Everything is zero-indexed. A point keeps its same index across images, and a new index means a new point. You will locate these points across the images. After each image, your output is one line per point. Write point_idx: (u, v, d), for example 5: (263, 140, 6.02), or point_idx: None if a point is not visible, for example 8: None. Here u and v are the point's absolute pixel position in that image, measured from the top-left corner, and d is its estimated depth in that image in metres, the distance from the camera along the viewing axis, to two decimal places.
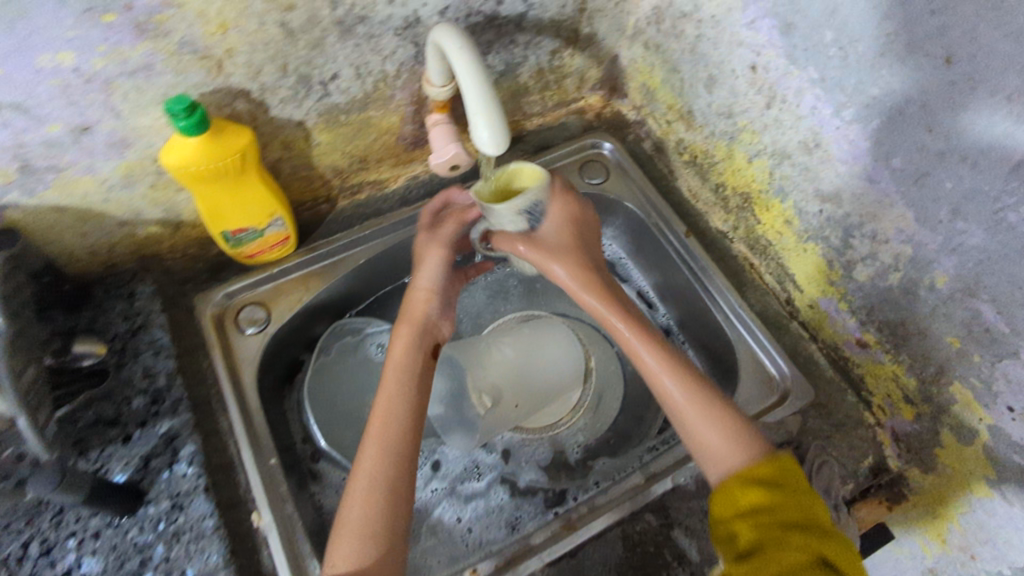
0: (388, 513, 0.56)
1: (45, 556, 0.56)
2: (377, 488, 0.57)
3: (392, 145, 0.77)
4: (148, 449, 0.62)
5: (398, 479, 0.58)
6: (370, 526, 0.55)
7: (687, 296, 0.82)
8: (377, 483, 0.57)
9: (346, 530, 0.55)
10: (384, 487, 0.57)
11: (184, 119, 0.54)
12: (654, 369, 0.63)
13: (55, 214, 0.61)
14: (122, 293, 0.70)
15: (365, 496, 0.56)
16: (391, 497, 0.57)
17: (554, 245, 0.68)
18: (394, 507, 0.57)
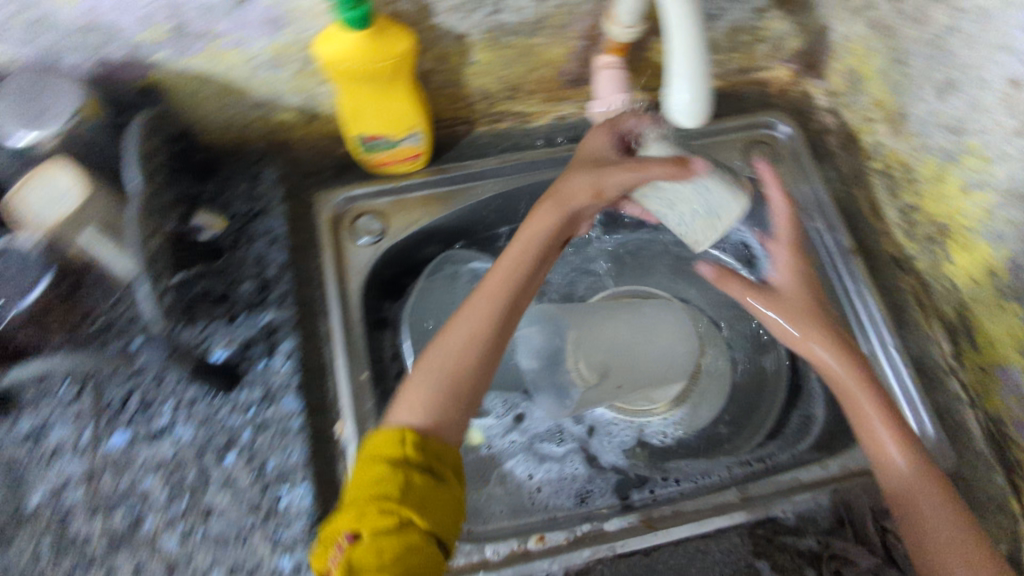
0: (461, 386, 0.53)
1: (144, 411, 0.58)
2: (451, 355, 0.53)
3: (550, 80, 0.70)
4: (249, 335, 0.61)
5: (470, 358, 0.53)
6: (440, 393, 0.52)
7: None
8: (454, 355, 0.53)
9: (411, 398, 0.51)
10: (466, 361, 0.53)
11: (347, 14, 0.50)
12: (901, 471, 0.55)
13: (203, 80, 0.60)
14: (250, 174, 0.69)
15: (438, 364, 0.53)
16: (469, 366, 0.53)
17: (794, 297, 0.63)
18: (471, 381, 0.53)
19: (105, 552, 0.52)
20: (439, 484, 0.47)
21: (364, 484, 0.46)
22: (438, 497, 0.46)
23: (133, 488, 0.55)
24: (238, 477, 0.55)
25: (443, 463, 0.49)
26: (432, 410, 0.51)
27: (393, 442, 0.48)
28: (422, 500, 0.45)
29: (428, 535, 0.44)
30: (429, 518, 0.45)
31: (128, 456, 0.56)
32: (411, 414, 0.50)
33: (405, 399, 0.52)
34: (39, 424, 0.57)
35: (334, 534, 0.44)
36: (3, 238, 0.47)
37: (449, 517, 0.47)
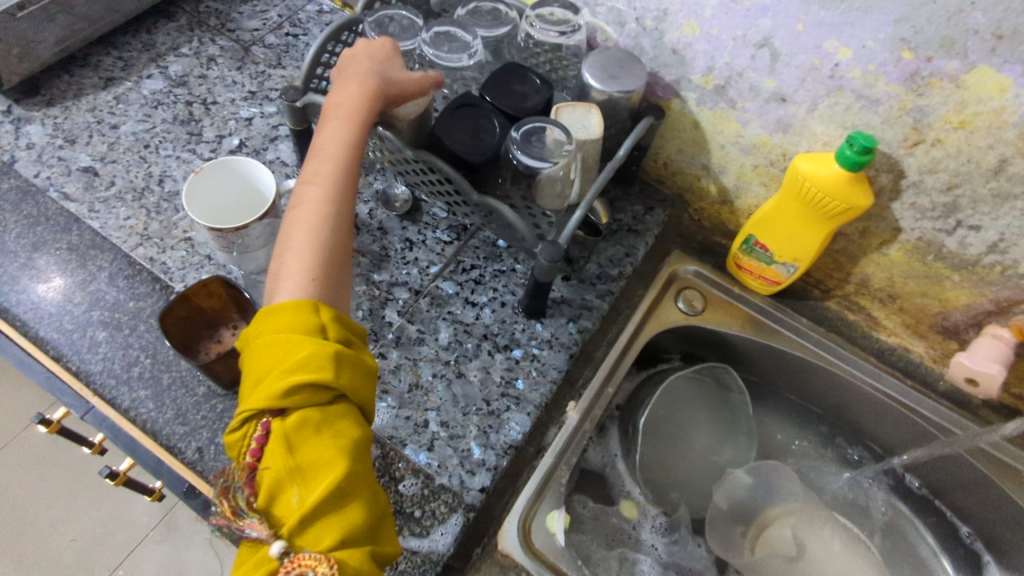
0: (332, 257, 0.49)
1: (476, 284, 0.72)
2: (322, 201, 0.50)
3: (927, 315, 0.70)
4: (569, 296, 0.72)
5: (341, 192, 0.52)
6: (321, 251, 0.48)
7: None
8: (329, 198, 0.51)
9: (286, 271, 0.47)
10: (328, 202, 0.51)
11: (851, 153, 0.57)
12: None
13: (692, 126, 0.72)
14: (646, 204, 0.79)
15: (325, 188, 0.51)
16: (348, 197, 0.52)
17: None
18: (338, 244, 0.50)
19: (389, 343, 0.67)
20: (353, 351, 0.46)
21: (259, 362, 0.44)
22: (353, 359, 0.45)
23: (431, 321, 0.69)
24: (493, 373, 0.66)
25: (351, 332, 0.48)
26: (320, 282, 0.48)
27: (305, 309, 0.45)
28: (324, 355, 0.43)
29: (340, 389, 0.43)
30: (345, 373, 0.44)
31: (446, 300, 0.70)
32: (301, 286, 0.46)
33: (279, 274, 0.47)
34: (416, 239, 0.74)
35: (249, 415, 0.43)
36: (539, 123, 0.61)
37: (363, 383, 0.45)
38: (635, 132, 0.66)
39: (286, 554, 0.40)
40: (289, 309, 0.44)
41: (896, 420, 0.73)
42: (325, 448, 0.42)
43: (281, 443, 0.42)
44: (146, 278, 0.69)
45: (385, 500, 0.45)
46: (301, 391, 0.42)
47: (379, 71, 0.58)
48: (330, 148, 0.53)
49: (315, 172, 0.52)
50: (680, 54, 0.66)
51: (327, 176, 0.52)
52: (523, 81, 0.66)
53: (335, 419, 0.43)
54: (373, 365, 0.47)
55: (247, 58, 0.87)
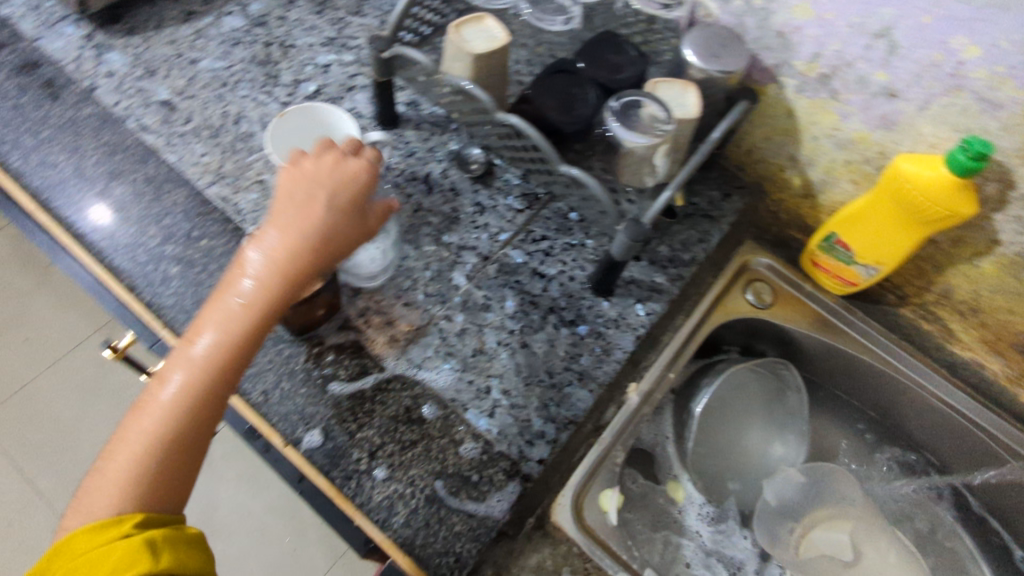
0: (180, 427, 0.47)
1: (545, 255, 0.71)
2: (240, 305, 0.49)
3: (1009, 332, 0.68)
4: (639, 277, 0.71)
5: (320, 249, 0.51)
6: (153, 448, 0.46)
7: None
8: (219, 356, 0.48)
9: (117, 462, 0.46)
10: (242, 301, 0.49)
11: (964, 159, 0.55)
12: None
13: (785, 114, 0.69)
14: (723, 189, 0.77)
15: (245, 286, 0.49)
16: (221, 372, 0.48)
17: None
18: (184, 438, 0.47)
19: (456, 307, 0.66)
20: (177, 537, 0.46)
21: None
22: (173, 537, 0.45)
23: (498, 288, 0.68)
24: (558, 347, 0.65)
25: (172, 523, 0.46)
26: (152, 459, 0.46)
27: (107, 526, 0.44)
28: (136, 548, 0.43)
29: (164, 570, 0.43)
30: (166, 555, 0.44)
31: (515, 269, 0.69)
32: (111, 496, 0.45)
33: (101, 472, 0.46)
34: (488, 204, 0.73)
35: None
36: (638, 96, 0.58)
37: (191, 555, 0.45)
38: (730, 115, 0.64)
39: None
40: (94, 527, 0.43)
41: (960, 435, 0.72)
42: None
43: None
44: (219, 217, 0.68)
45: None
46: None
47: (357, 166, 0.55)
48: (295, 210, 0.51)
49: (201, 324, 0.49)
50: (786, 37, 0.63)
51: (248, 308, 0.49)
52: (619, 51, 0.63)
53: None
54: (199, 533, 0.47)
55: (327, 3, 0.85)
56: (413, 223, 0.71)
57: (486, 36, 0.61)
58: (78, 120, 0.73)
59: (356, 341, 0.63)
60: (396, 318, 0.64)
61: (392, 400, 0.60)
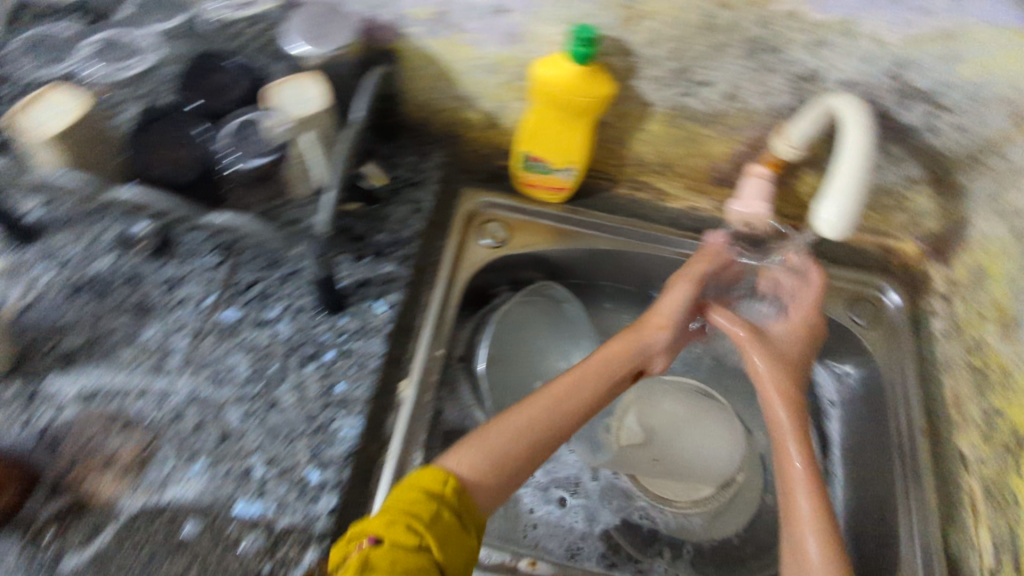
0: (525, 452, 0.58)
1: (261, 300, 0.65)
2: (547, 407, 0.61)
3: (702, 170, 0.77)
4: (366, 274, 0.68)
5: (586, 407, 0.63)
6: (507, 455, 0.56)
7: (880, 505, 0.73)
8: (553, 428, 0.60)
9: (485, 444, 0.57)
10: (552, 417, 0.61)
11: (579, 50, 0.57)
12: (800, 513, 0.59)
13: (430, 62, 0.68)
14: (420, 150, 0.78)
15: (568, 395, 0.63)
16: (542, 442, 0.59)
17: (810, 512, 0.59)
18: (502, 456, 0.56)
19: (182, 403, 0.58)
20: (468, 522, 0.51)
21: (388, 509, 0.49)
22: (453, 528, 0.49)
23: (223, 359, 0.61)
24: (308, 388, 0.61)
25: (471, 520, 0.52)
26: (493, 470, 0.55)
27: (435, 479, 0.52)
28: (445, 527, 0.48)
29: (419, 565, 0.45)
30: (448, 549, 0.48)
31: (233, 330, 0.63)
32: (472, 462, 0.55)
33: (481, 435, 0.57)
34: (178, 276, 0.65)
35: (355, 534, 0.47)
36: (253, 113, 0.53)
37: (456, 555, 0.48)
38: (368, 88, 0.60)
39: None
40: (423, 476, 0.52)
41: None
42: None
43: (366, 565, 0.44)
44: None
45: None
46: (403, 525, 0.47)
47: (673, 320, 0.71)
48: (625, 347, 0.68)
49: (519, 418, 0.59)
50: None
51: (580, 410, 0.62)
52: (222, 70, 0.58)
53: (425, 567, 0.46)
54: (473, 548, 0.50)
55: None
56: (95, 336, 0.61)
57: (57, 111, 0.50)
58: None
59: (77, 498, 0.52)
60: (115, 449, 0.55)
61: (143, 538, 0.51)
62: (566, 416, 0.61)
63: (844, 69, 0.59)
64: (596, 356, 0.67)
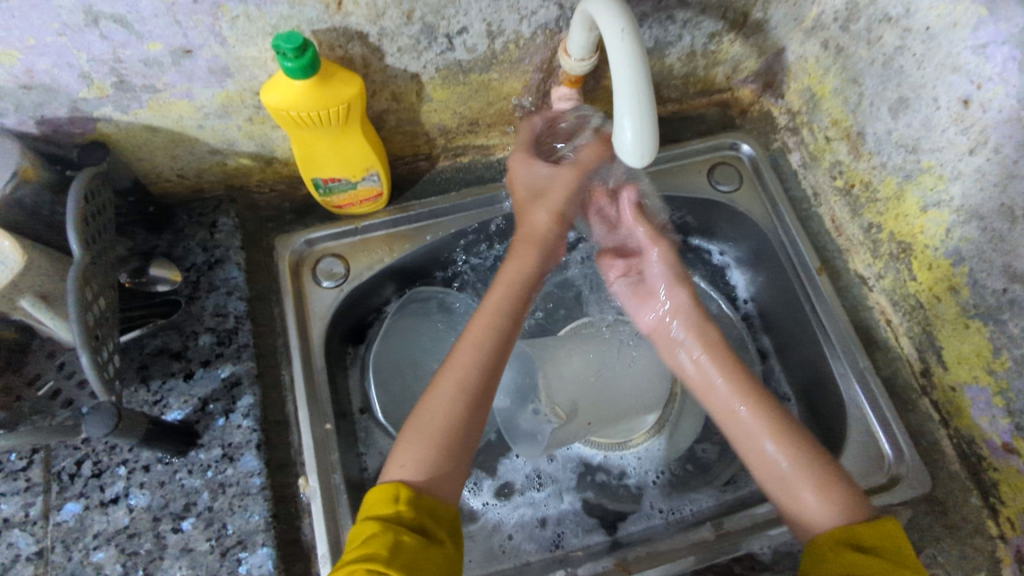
0: (465, 430, 0.55)
1: (99, 478, 0.55)
2: (456, 372, 0.57)
3: (509, 113, 0.69)
4: (206, 391, 0.59)
5: (507, 350, 0.59)
6: (451, 431, 0.54)
7: (810, 357, 0.71)
8: (479, 377, 0.56)
9: (430, 423, 0.54)
10: (468, 383, 0.56)
11: (290, 62, 0.48)
12: (739, 416, 0.58)
13: (152, 131, 0.56)
14: (204, 222, 0.66)
15: (478, 339, 0.58)
16: (476, 408, 0.56)
17: (766, 418, 0.57)
18: (457, 431, 0.54)
19: None
20: (436, 525, 0.50)
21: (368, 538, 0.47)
22: (420, 548, 0.47)
23: (84, 565, 0.52)
24: (197, 545, 0.53)
25: (442, 525, 0.50)
26: (440, 464, 0.53)
27: (388, 498, 0.50)
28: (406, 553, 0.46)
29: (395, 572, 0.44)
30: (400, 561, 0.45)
31: (82, 526, 0.53)
32: (426, 459, 0.53)
33: (423, 418, 0.55)
34: None
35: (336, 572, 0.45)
36: None
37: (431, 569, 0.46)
38: (72, 195, 0.49)
39: None
40: (377, 493, 0.50)
41: None
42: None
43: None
44: None
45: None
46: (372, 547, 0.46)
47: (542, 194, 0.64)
48: (518, 269, 0.63)
49: (460, 372, 0.56)
50: (35, 86, 0.48)
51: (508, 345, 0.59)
52: None
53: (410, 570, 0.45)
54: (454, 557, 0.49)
55: None
56: None
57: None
58: None
59: None
60: None
61: None
62: (488, 379, 0.57)
63: None
64: (499, 286, 0.62)
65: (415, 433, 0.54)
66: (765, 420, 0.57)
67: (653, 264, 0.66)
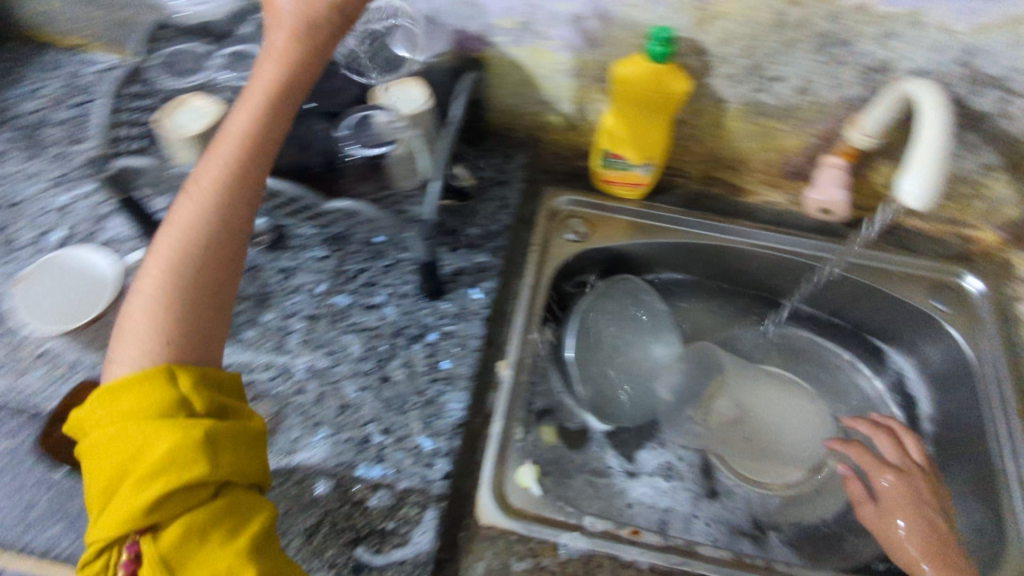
0: (205, 273, 0.50)
1: (369, 287, 0.71)
2: (195, 212, 0.50)
3: (775, 165, 0.79)
4: (463, 265, 0.73)
5: (240, 189, 0.51)
6: (170, 299, 0.48)
7: (982, 490, 0.69)
8: (207, 221, 0.50)
9: (143, 301, 0.48)
10: (209, 216, 0.50)
11: (658, 50, 0.62)
12: (884, 520, 0.66)
13: (516, 68, 0.73)
14: (504, 152, 0.83)
15: (203, 197, 0.50)
16: (195, 271, 0.50)
17: (922, 524, 0.63)
18: (197, 284, 0.50)
19: (303, 376, 0.65)
20: (224, 395, 0.49)
21: (105, 478, 0.43)
22: (229, 437, 0.45)
23: (337, 338, 0.67)
24: (416, 363, 0.66)
25: (218, 392, 0.48)
26: (184, 315, 0.48)
27: (160, 383, 0.45)
28: (183, 462, 0.42)
29: (218, 480, 0.43)
30: (223, 456, 0.44)
31: (345, 313, 0.69)
32: (140, 344, 0.47)
33: (145, 276, 0.49)
34: (292, 266, 0.72)
35: (106, 547, 0.42)
36: (367, 110, 0.58)
37: (246, 457, 0.46)
38: (462, 91, 0.66)
39: None
40: (142, 388, 0.44)
41: (782, 263, 0.82)
42: (219, 560, 0.42)
43: (162, 571, 0.40)
44: (12, 410, 0.61)
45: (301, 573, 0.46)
46: (168, 505, 0.41)
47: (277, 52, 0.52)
48: (252, 121, 0.51)
49: (182, 227, 0.50)
50: (473, 3, 0.65)
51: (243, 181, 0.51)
52: (331, 75, 0.62)
53: (222, 518, 0.43)
54: (258, 429, 0.49)
55: (38, 145, 0.78)
56: None
57: (197, 115, 0.58)
58: None
59: None
60: None
61: (278, 498, 0.57)
62: (217, 231, 0.50)
63: (916, 60, 0.63)
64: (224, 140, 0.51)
65: (151, 262, 0.50)
66: (917, 529, 0.63)
67: (886, 474, 0.68)
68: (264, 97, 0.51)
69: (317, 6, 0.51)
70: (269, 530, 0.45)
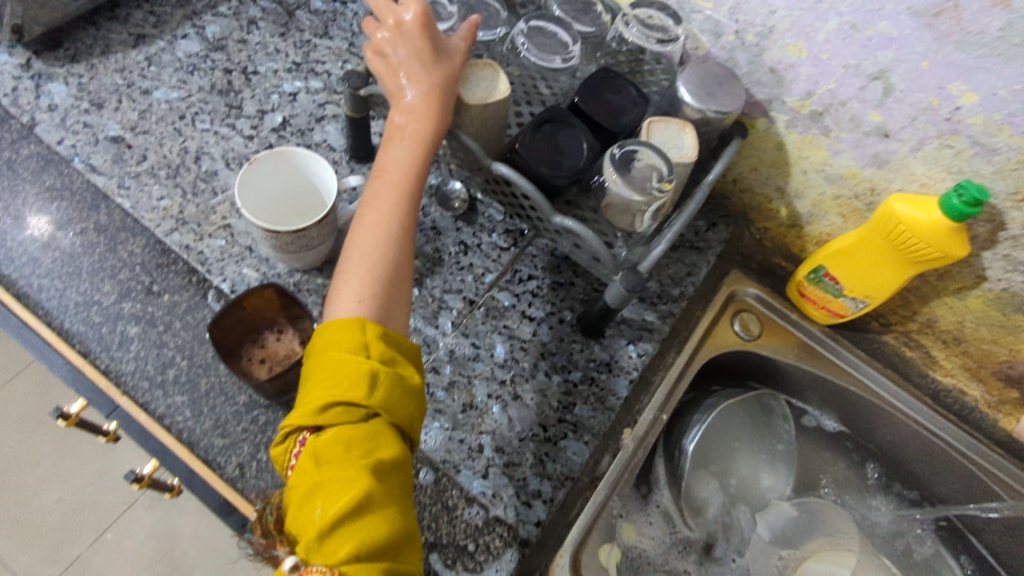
0: (397, 267, 0.48)
1: (534, 298, 0.68)
2: (385, 220, 0.48)
3: (996, 362, 0.68)
4: (630, 316, 0.69)
5: (413, 174, 0.50)
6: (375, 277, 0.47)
7: None
8: (395, 193, 0.49)
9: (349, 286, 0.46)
10: (395, 225, 0.48)
11: (959, 204, 0.53)
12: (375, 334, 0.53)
13: (775, 148, 0.67)
14: (709, 219, 0.76)
15: (384, 178, 0.50)
16: (400, 231, 0.49)
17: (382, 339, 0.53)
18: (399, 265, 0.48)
19: (442, 357, 0.63)
20: (400, 351, 0.46)
21: (307, 378, 0.43)
22: (389, 376, 0.43)
23: (487, 334, 0.65)
24: (550, 395, 0.63)
25: (398, 349, 0.45)
26: (378, 300, 0.46)
27: (352, 326, 0.44)
28: (353, 376, 0.41)
29: (371, 407, 0.41)
30: (379, 391, 0.42)
31: (502, 312, 0.66)
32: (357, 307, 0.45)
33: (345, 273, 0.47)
34: (470, 242, 0.70)
35: (289, 430, 0.42)
36: (636, 145, 0.54)
37: (401, 403, 0.43)
38: (725, 155, 0.61)
39: (297, 567, 0.38)
40: (339, 325, 0.43)
41: (943, 463, 0.72)
42: (349, 465, 0.40)
43: (309, 459, 0.40)
44: (180, 268, 0.62)
45: (414, 523, 0.42)
46: (331, 409, 0.41)
47: (413, 105, 0.51)
48: (421, 117, 0.51)
49: (374, 195, 0.49)
50: (779, 73, 0.60)
51: (394, 170, 0.50)
52: (617, 90, 0.60)
53: (362, 437, 0.41)
54: (420, 386, 0.45)
55: (291, 24, 0.80)
56: None
57: (485, 85, 0.56)
58: (17, 160, 0.65)
59: None
60: None
61: None
62: (404, 199, 0.50)
63: None
64: (401, 178, 0.50)
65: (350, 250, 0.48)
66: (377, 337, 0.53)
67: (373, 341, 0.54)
68: (426, 134, 0.51)
69: (451, 79, 0.53)
70: (403, 467, 0.42)
